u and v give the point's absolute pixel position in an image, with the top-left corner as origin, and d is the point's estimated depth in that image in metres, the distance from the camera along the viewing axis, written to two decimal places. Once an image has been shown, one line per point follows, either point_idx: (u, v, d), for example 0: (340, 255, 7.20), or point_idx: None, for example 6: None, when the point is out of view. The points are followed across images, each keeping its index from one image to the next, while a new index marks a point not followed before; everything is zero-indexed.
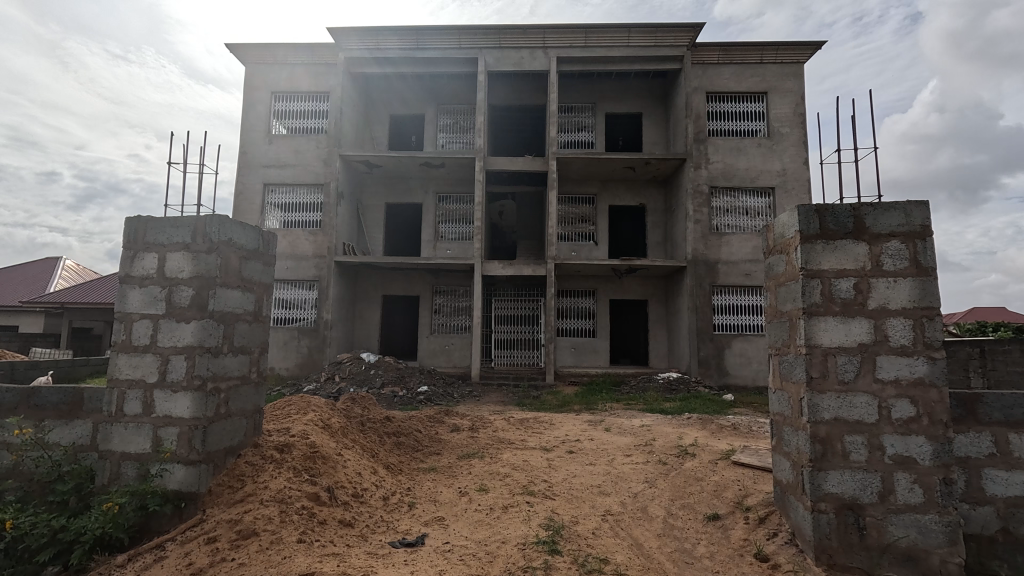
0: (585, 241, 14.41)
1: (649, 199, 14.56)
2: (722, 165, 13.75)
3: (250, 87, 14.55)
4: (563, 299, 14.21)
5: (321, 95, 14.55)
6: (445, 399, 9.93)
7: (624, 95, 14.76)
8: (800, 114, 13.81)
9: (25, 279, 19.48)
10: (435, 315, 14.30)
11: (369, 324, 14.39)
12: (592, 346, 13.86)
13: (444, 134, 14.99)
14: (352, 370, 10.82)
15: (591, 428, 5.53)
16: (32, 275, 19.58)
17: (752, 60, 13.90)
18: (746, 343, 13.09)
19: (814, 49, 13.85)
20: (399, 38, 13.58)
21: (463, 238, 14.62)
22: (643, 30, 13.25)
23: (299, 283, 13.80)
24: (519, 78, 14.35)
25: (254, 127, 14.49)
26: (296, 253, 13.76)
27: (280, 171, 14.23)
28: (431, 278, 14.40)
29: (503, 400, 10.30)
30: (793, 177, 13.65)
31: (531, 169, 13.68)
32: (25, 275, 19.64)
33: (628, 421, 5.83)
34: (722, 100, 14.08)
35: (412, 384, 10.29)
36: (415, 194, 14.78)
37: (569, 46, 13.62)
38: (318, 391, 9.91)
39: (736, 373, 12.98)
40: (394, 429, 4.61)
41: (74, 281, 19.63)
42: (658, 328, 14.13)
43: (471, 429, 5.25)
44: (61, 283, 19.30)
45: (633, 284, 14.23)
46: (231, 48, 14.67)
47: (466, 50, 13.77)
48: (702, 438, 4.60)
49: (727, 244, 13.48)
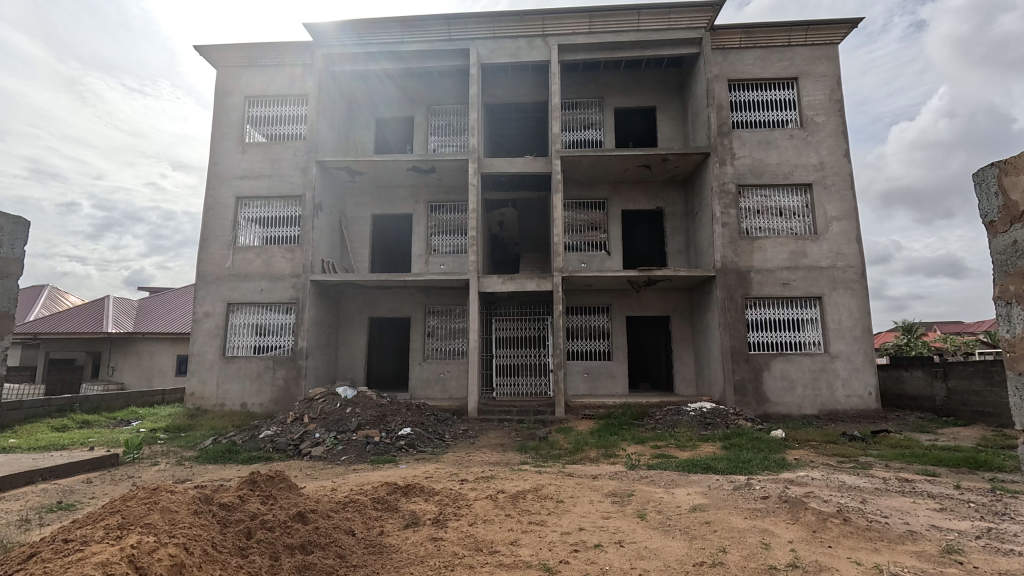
0: (596, 251, 12.70)
1: (668, 202, 12.88)
2: (750, 160, 12.02)
3: (222, 93, 13.21)
4: (573, 317, 12.45)
5: (299, 98, 13.12)
6: (431, 444, 8.17)
7: (635, 88, 13.18)
8: (837, 100, 12.10)
9: (47, 323, 18.97)
10: (428, 338, 12.62)
11: (354, 351, 12.73)
12: (608, 371, 12.07)
13: (436, 137, 13.47)
14: (324, 408, 9.06)
15: (618, 514, 3.72)
16: (89, 317, 19.10)
17: (778, 43, 12.26)
18: (788, 364, 11.22)
19: (849, 28, 12.21)
20: (382, 30, 12.10)
21: (458, 251, 12.98)
22: (654, 11, 11.69)
23: (275, 306, 12.30)
24: (517, 71, 12.86)
25: (226, 135, 13.09)
26: (271, 273, 12.30)
27: (253, 183, 12.75)
28: (422, 296, 12.75)
29: (502, 443, 8.52)
30: (833, 171, 11.90)
31: (533, 171, 12.05)
32: (69, 317, 19.29)
33: (669, 497, 4.06)
34: (746, 89, 12.42)
35: (392, 426, 8.50)
36: (403, 204, 13.19)
37: (572, 33, 12.08)
38: (277, 437, 8.11)
39: (777, 401, 11.11)
40: (302, 540, 2.86)
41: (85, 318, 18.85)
42: (683, 348, 12.32)
43: (435, 523, 3.47)
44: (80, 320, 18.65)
45: (653, 298, 12.46)
46: (200, 50, 13.37)
47: (457, 42, 12.29)
48: (805, 550, 2.83)
49: (760, 250, 11.70)
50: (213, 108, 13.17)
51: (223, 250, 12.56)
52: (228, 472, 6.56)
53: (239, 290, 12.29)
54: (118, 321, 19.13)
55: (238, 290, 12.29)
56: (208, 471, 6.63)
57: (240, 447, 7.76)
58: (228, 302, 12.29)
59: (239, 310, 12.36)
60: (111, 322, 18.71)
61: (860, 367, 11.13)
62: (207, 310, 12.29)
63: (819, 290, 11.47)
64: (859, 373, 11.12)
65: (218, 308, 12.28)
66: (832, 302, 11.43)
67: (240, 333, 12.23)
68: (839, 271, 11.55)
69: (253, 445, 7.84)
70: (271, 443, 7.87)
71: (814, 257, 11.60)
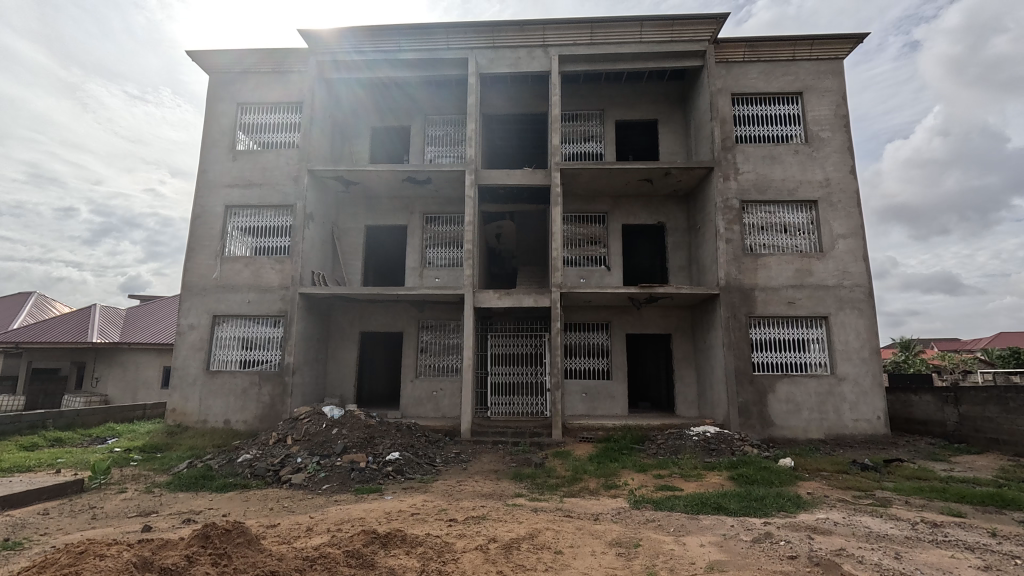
0: (596, 265, 12.34)
1: (669, 217, 12.55)
2: (754, 175, 11.73)
3: (214, 99, 12.88)
4: (571, 334, 12.03)
5: (293, 106, 12.79)
6: (421, 470, 7.71)
7: (636, 100, 12.92)
8: (843, 116, 11.86)
9: (28, 331, 18.36)
10: (421, 354, 12.17)
11: (344, 367, 12.29)
12: (606, 391, 11.65)
13: (432, 147, 13.15)
14: (308, 429, 8.55)
15: (625, 572, 3.28)
16: (74, 325, 18.54)
17: (782, 57, 12.03)
18: (793, 387, 10.82)
19: (854, 43, 12.00)
20: (379, 37, 11.83)
21: (454, 264, 12.60)
22: (657, 23, 11.48)
23: (262, 319, 11.86)
24: (516, 81, 12.59)
25: (217, 143, 12.74)
26: (260, 284, 11.88)
27: (244, 191, 12.37)
28: (416, 311, 12.35)
29: (496, 469, 8.06)
30: (839, 188, 11.60)
31: (532, 184, 11.71)
32: (50, 326, 18.66)
33: (682, 550, 3.63)
34: (750, 103, 12.16)
35: (381, 449, 8.03)
36: (397, 215, 12.87)
37: (573, 43, 11.82)
38: (257, 461, 7.61)
39: (782, 425, 10.68)
40: None
41: (67, 328, 18.26)
42: (684, 368, 11.92)
43: None
44: (62, 330, 18.09)
45: (654, 316, 12.09)
46: (193, 55, 13.08)
47: (456, 51, 12.01)
48: None
49: (765, 267, 11.36)
50: (204, 115, 12.83)
51: (211, 260, 12.14)
52: (199, 502, 6.07)
53: (226, 302, 11.85)
54: (104, 330, 18.54)
55: (225, 302, 11.85)
56: (178, 500, 6.13)
57: (215, 472, 7.25)
58: (214, 314, 11.84)
59: (225, 322, 11.90)
60: (95, 331, 18.14)
61: (868, 391, 10.73)
62: (192, 322, 11.82)
63: (825, 310, 11.12)
64: (867, 396, 10.72)
65: (203, 320, 11.82)
66: (839, 322, 11.06)
67: (225, 347, 11.75)
68: (845, 290, 11.20)
69: (230, 470, 7.34)
70: (249, 468, 7.38)
71: (820, 275, 11.27)
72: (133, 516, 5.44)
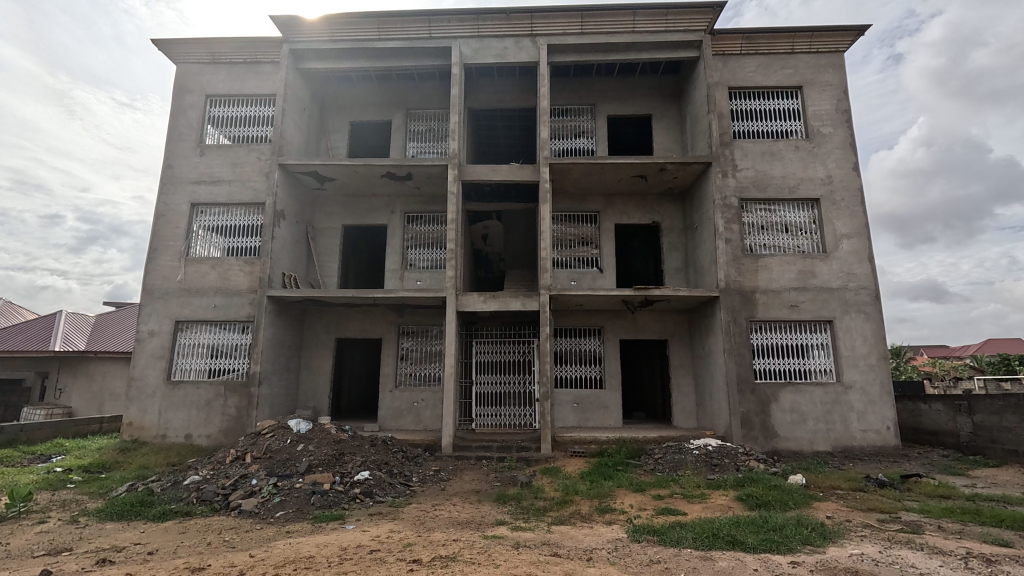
0: (587, 267, 11.63)
1: (665, 216, 11.90)
2: (753, 172, 11.11)
3: (180, 91, 12.05)
4: (561, 340, 11.29)
5: (267, 98, 12.03)
6: (392, 492, 6.89)
7: (629, 95, 12.30)
8: (844, 111, 11.30)
9: None
10: (401, 363, 11.35)
11: (318, 376, 11.44)
12: (599, 401, 10.90)
13: (415, 142, 12.42)
14: (270, 445, 7.68)
15: None
16: (38, 332, 17.52)
17: (781, 49, 11.48)
18: (798, 396, 10.13)
19: (855, 36, 11.47)
20: (357, 25, 11.12)
21: (436, 266, 11.85)
22: (651, 12, 10.86)
23: (228, 325, 10.99)
24: (503, 73, 11.92)
25: (183, 137, 11.89)
26: (227, 287, 11.04)
27: (212, 187, 11.53)
28: (395, 316, 11.55)
29: (478, 489, 7.24)
30: (842, 186, 11.00)
31: (519, 180, 10.98)
32: (12, 333, 17.62)
33: None
34: (748, 97, 11.57)
35: (349, 468, 7.19)
36: (377, 214, 12.11)
37: (562, 32, 11.17)
38: (206, 484, 6.72)
39: (786, 436, 9.98)
40: None
41: (29, 335, 17.23)
42: (681, 376, 11.22)
43: None
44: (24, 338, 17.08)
45: (649, 320, 11.40)
46: (160, 44, 12.26)
47: (438, 40, 11.33)
48: None
49: (766, 269, 10.70)
50: (170, 108, 11.99)
51: (174, 262, 11.26)
52: (127, 535, 5.20)
53: (190, 306, 10.97)
54: (69, 338, 17.43)
55: (189, 306, 10.98)
56: (103, 533, 5.26)
57: (156, 497, 6.36)
58: (176, 319, 10.95)
59: (188, 328, 11.01)
60: (59, 339, 17.10)
61: (876, 400, 10.07)
62: (152, 328, 10.93)
63: (830, 313, 10.47)
64: (875, 406, 10.05)
65: (165, 326, 10.93)
66: (844, 326, 10.41)
67: (188, 355, 10.86)
68: (850, 292, 10.57)
69: (173, 495, 6.46)
70: (196, 492, 6.53)
71: (824, 278, 10.63)
72: (40, 556, 4.56)
